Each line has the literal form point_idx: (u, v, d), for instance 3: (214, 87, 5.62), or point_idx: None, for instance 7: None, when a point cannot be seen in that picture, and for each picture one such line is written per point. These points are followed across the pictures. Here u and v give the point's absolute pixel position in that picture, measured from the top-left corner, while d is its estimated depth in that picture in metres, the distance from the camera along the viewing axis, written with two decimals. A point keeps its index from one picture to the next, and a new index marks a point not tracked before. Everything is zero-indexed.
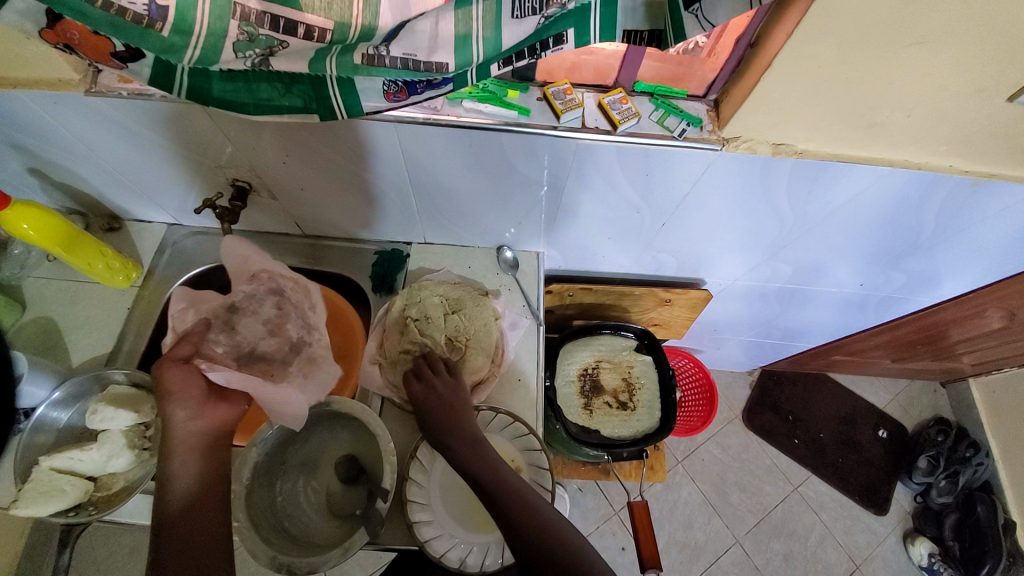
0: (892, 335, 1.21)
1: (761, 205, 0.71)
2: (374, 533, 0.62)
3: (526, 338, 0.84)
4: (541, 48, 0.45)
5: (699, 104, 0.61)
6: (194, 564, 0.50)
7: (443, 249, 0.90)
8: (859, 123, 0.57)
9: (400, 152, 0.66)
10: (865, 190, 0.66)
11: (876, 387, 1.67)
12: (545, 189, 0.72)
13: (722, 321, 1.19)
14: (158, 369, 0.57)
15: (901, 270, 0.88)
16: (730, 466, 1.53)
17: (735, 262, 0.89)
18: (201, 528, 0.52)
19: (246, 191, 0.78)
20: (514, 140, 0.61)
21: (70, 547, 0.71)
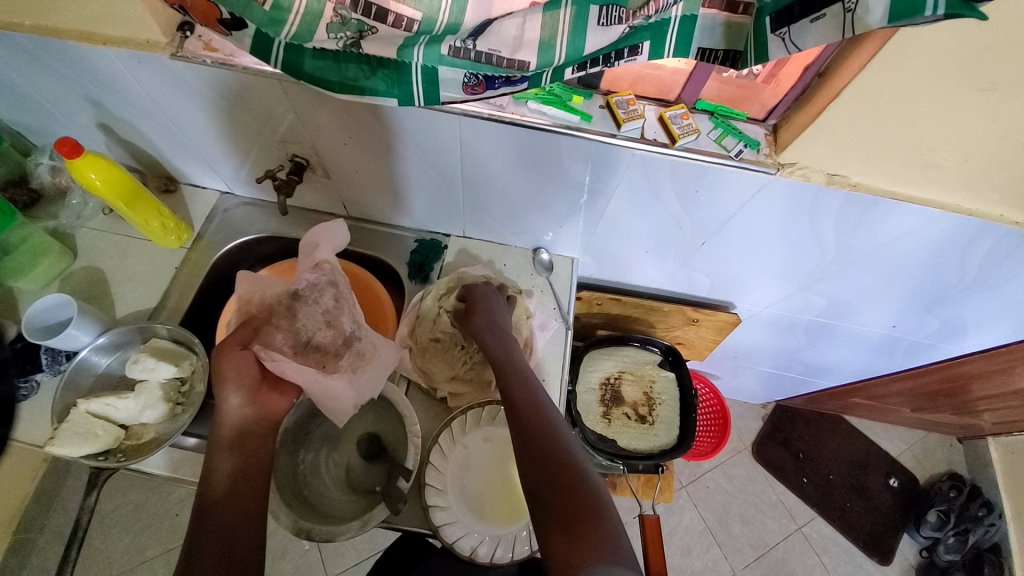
0: (914, 383, 1.20)
1: (805, 234, 0.71)
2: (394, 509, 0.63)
3: (554, 339, 0.85)
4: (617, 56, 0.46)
5: (758, 127, 0.62)
6: (232, 549, 0.50)
7: (481, 244, 0.92)
8: (917, 162, 0.57)
9: (458, 144, 0.68)
10: (911, 231, 0.67)
11: (891, 435, 1.64)
12: (591, 195, 0.73)
13: (745, 348, 1.19)
14: (217, 355, 0.61)
15: (936, 316, 0.87)
16: (734, 497, 1.51)
17: (768, 289, 0.89)
18: (241, 514, 0.53)
19: (303, 168, 0.81)
20: (571, 144, 0.63)
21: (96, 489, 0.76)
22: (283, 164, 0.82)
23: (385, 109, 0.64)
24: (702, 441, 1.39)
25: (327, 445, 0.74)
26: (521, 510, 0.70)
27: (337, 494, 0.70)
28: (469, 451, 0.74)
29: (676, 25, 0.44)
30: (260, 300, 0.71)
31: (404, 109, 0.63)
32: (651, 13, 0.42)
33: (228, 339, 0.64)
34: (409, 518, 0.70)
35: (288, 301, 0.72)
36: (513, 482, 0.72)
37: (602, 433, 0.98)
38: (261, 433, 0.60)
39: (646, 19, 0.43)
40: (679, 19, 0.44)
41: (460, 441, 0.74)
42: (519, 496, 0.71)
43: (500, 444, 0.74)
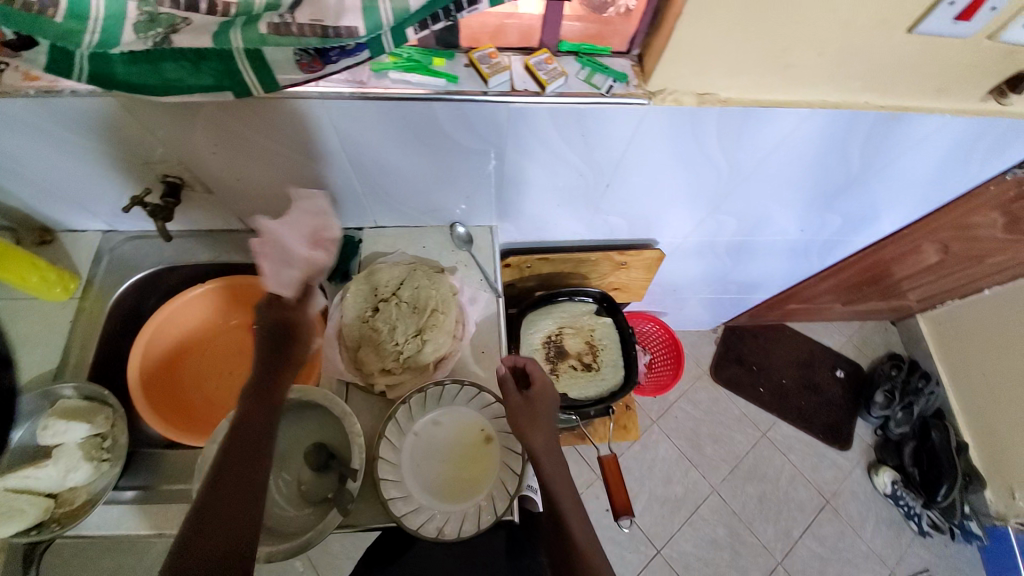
0: (838, 279, 1.28)
1: (697, 157, 0.73)
2: (345, 511, 0.65)
3: (486, 311, 0.84)
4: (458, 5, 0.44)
5: (624, 60, 0.62)
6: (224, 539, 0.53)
7: (395, 231, 0.89)
8: (776, 65, 0.59)
9: (334, 130, 0.65)
10: (790, 134, 0.69)
11: (831, 330, 1.75)
12: (486, 158, 0.72)
13: (680, 280, 1.24)
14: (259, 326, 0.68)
15: (836, 212, 0.92)
16: (703, 420, 1.59)
17: (682, 219, 0.92)
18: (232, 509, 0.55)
19: (178, 187, 0.75)
20: (447, 109, 0.61)
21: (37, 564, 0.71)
22: (152, 187, 0.76)
23: (243, 105, 0.60)
24: (661, 372, 1.49)
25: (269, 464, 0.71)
26: (481, 481, 0.71)
27: (288, 510, 0.68)
28: (420, 436, 0.74)
29: None
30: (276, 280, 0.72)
31: (264, 102, 0.60)
32: None
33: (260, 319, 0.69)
34: (368, 516, 0.69)
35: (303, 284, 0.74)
36: (469, 456, 0.73)
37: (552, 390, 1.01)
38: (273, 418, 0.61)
39: None
40: None
41: (409, 429, 0.74)
42: (476, 469, 0.72)
43: (450, 424, 0.75)
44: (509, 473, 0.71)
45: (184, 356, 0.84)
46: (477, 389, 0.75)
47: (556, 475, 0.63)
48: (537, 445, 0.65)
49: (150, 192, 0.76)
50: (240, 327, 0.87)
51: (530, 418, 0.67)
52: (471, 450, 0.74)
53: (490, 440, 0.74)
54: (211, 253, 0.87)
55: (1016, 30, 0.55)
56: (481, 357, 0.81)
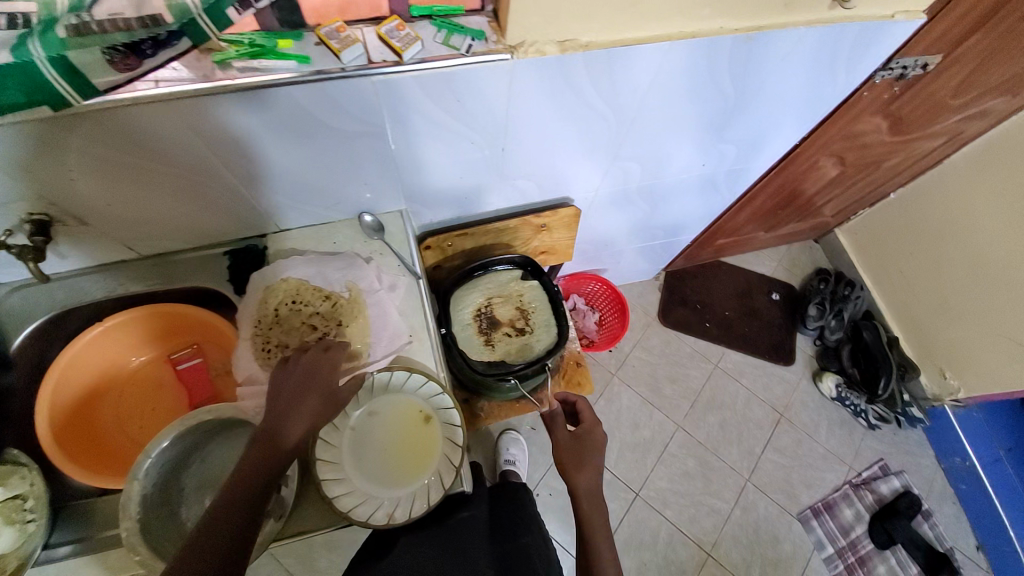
0: (755, 206, 1.34)
1: (580, 107, 0.74)
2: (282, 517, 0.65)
3: (408, 294, 0.83)
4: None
5: (479, 18, 0.61)
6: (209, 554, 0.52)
7: (303, 231, 0.86)
8: (624, 2, 0.60)
9: (195, 133, 0.62)
10: (659, 70, 0.71)
11: (763, 257, 1.85)
12: (369, 138, 0.70)
13: (608, 234, 1.27)
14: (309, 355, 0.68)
15: (729, 141, 0.96)
16: (659, 364, 1.65)
17: (587, 172, 0.94)
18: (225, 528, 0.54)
19: (48, 224, 0.69)
20: (307, 93, 0.59)
21: None
22: (10, 228, 0.69)
23: (81, 118, 0.56)
24: (612, 323, 1.54)
25: (203, 490, 0.69)
26: (426, 462, 0.72)
27: None
28: (358, 429, 0.74)
29: None
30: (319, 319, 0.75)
31: (104, 112, 0.56)
32: None
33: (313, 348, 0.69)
34: (314, 517, 0.69)
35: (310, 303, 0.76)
36: (410, 439, 0.74)
37: (490, 360, 1.00)
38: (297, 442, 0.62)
39: None
40: None
41: (345, 425, 0.73)
42: (420, 450, 0.73)
43: (387, 411, 0.75)
44: (452, 446, 0.73)
45: (102, 398, 0.80)
46: (407, 372, 0.75)
47: (595, 511, 0.77)
48: (581, 484, 0.79)
49: (10, 234, 0.69)
50: (155, 362, 0.85)
51: (577, 453, 0.83)
52: (411, 432, 0.74)
53: (430, 419, 0.75)
54: (104, 288, 0.81)
55: None
56: (410, 341, 0.79)
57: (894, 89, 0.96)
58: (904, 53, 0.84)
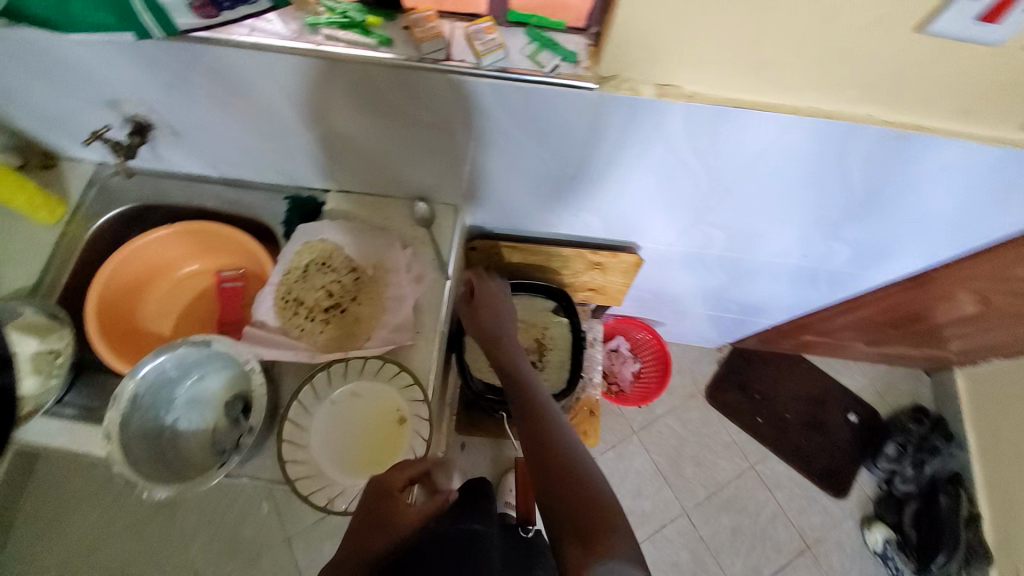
0: (857, 316, 1.14)
1: (668, 158, 0.66)
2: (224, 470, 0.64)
3: (432, 292, 0.79)
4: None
5: (578, 37, 0.55)
6: None
7: (362, 198, 0.87)
8: (746, 61, 0.50)
9: (275, 84, 0.63)
10: (772, 143, 0.60)
11: (852, 369, 1.60)
12: (437, 131, 0.68)
13: (674, 291, 1.15)
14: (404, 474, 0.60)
15: (842, 240, 0.81)
16: (688, 441, 1.50)
17: (662, 225, 0.84)
18: None
19: (145, 127, 0.77)
20: (380, 73, 0.57)
21: None
22: (111, 123, 0.77)
23: (178, 45, 0.59)
24: (650, 379, 1.42)
25: (192, 408, 0.73)
26: (383, 463, 0.71)
27: (200, 457, 0.71)
28: (335, 406, 0.73)
29: None
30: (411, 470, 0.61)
31: (197, 46, 0.58)
32: None
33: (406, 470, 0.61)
34: (265, 471, 0.70)
35: (345, 280, 0.79)
36: (378, 435, 0.72)
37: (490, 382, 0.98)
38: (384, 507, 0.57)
39: None
40: None
41: (324, 397, 0.73)
42: (382, 449, 0.72)
43: (368, 398, 0.74)
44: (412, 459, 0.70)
45: (156, 291, 0.89)
46: (398, 369, 0.74)
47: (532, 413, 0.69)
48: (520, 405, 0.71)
49: (110, 128, 0.77)
50: (203, 273, 0.91)
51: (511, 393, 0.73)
52: (382, 428, 0.73)
53: (403, 423, 0.72)
54: (184, 196, 0.89)
55: None
56: (415, 339, 0.76)
57: None
58: None
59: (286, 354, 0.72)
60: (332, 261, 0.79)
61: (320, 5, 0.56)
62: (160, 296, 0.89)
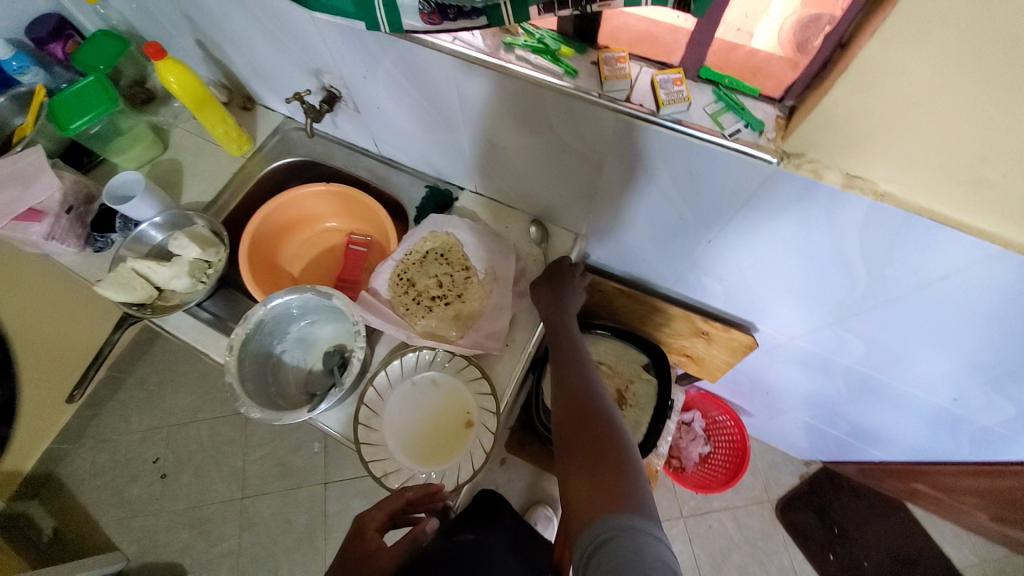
0: (999, 487, 0.94)
1: (825, 249, 0.60)
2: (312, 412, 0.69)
3: (529, 311, 0.81)
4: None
5: (770, 107, 0.52)
6: None
7: (492, 204, 0.91)
8: (965, 175, 0.44)
9: (455, 87, 0.68)
10: (962, 269, 0.52)
11: (967, 543, 1.33)
12: (587, 161, 0.68)
13: (775, 385, 1.04)
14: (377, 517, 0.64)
15: (1012, 397, 0.67)
16: (739, 548, 1.35)
17: (789, 316, 0.77)
18: None
19: (334, 98, 0.86)
20: (556, 99, 0.59)
21: (122, 330, 0.88)
22: (312, 88, 0.88)
23: (388, 38, 0.66)
24: (718, 465, 1.31)
25: (298, 346, 0.81)
26: (441, 458, 0.73)
27: (293, 392, 0.78)
28: (415, 387, 0.77)
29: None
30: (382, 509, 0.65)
31: (404, 42, 0.65)
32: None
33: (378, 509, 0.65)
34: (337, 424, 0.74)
35: (457, 276, 0.81)
36: (444, 429, 0.75)
37: None
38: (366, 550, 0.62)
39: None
40: None
41: (409, 376, 0.77)
42: (444, 445, 0.74)
43: (444, 391, 0.77)
44: (468, 464, 0.72)
45: (298, 237, 1.00)
46: (478, 373, 0.76)
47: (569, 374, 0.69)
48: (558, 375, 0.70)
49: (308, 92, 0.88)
50: (338, 232, 1.01)
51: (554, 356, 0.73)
52: (449, 424, 0.75)
53: (470, 427, 0.74)
54: (345, 160, 0.99)
55: None
56: (502, 350, 0.78)
57: None
58: None
59: (390, 327, 0.75)
60: (450, 254, 0.82)
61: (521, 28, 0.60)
62: (300, 242, 1.00)
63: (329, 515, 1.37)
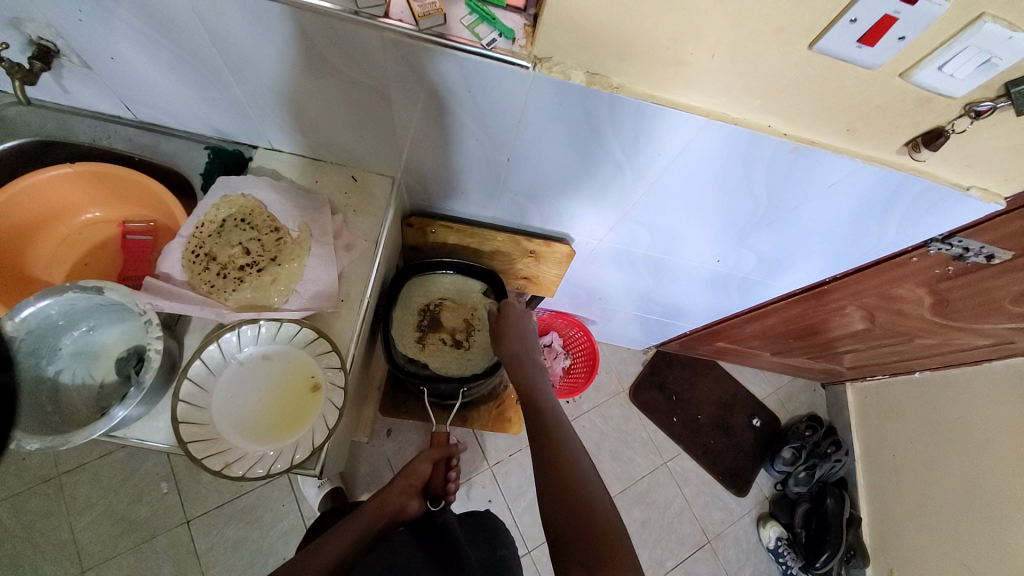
0: (765, 325, 1.24)
1: (596, 148, 0.69)
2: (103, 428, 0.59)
3: (360, 260, 0.79)
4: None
5: (516, 16, 0.57)
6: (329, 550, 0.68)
7: (294, 160, 0.84)
8: (666, 58, 0.54)
9: (200, 20, 0.59)
10: (688, 144, 0.65)
11: (759, 378, 1.74)
12: (372, 93, 0.67)
13: (602, 288, 1.21)
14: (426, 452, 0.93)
15: (750, 248, 0.88)
16: (609, 436, 1.57)
17: (592, 218, 0.88)
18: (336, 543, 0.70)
19: (52, 54, 0.69)
20: (314, 21, 0.56)
21: None
22: (10, 42, 0.68)
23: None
24: (579, 373, 1.49)
25: (79, 361, 0.68)
26: (291, 430, 0.68)
27: (84, 414, 0.66)
28: (243, 367, 0.70)
29: None
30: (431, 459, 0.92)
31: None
32: None
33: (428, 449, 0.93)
34: (155, 432, 0.65)
35: (267, 239, 0.75)
36: (290, 401, 0.70)
37: (412, 356, 0.95)
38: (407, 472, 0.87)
39: None
40: None
41: (232, 357, 0.69)
42: (292, 417, 0.69)
43: (281, 363, 0.71)
44: (321, 426, 0.68)
45: (54, 234, 0.81)
46: (316, 334, 0.70)
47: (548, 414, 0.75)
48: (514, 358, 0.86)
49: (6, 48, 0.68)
50: (106, 222, 0.83)
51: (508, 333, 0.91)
52: (294, 395, 0.70)
53: (317, 390, 0.71)
54: (90, 134, 0.82)
55: (925, 73, 0.50)
56: (338, 307, 0.75)
57: (948, 268, 0.87)
58: (969, 234, 0.76)
59: (192, 308, 0.67)
60: (254, 219, 0.75)
61: None
62: (54, 240, 0.81)
63: (199, 551, 1.20)
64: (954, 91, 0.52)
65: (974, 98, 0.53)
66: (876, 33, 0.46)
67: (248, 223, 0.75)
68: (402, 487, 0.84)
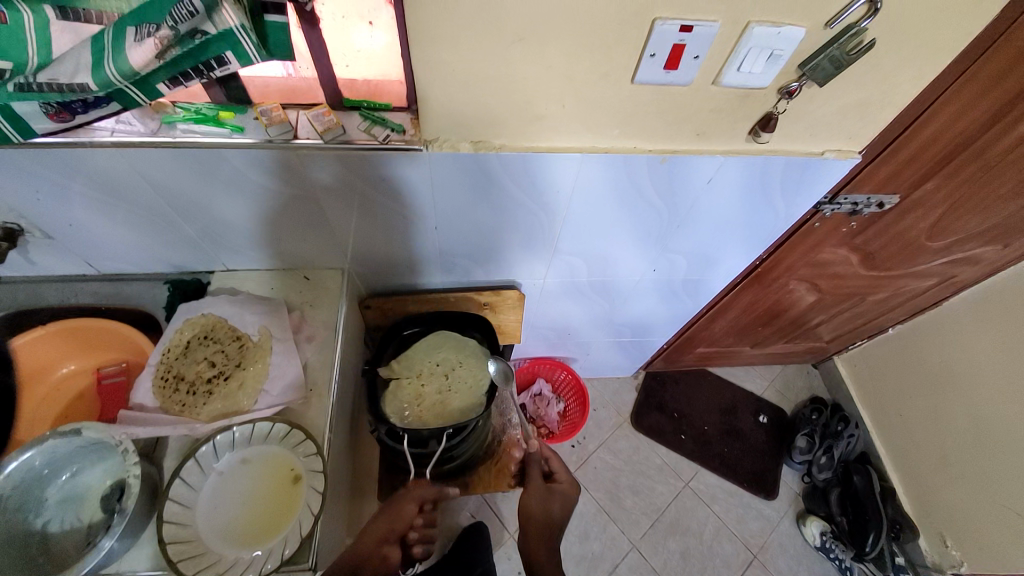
0: (729, 319, 1.29)
1: (503, 199, 0.78)
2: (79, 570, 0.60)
3: (323, 349, 0.84)
4: (208, 67, 0.53)
5: (403, 114, 0.70)
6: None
7: (250, 275, 0.93)
8: (527, 115, 0.65)
9: (141, 177, 0.69)
10: (577, 177, 0.74)
11: (752, 375, 1.76)
12: (301, 201, 0.77)
13: (568, 323, 1.26)
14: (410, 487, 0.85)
15: (676, 252, 0.96)
16: (623, 471, 1.54)
17: (529, 261, 0.96)
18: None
19: (16, 233, 0.77)
20: (236, 155, 0.66)
21: None
22: None
23: (36, 151, 0.63)
24: (574, 414, 1.51)
25: (66, 507, 0.70)
26: (278, 528, 0.70)
27: (71, 557, 0.68)
28: (224, 476, 0.73)
29: (247, 39, 0.51)
30: (414, 498, 0.84)
31: (52, 150, 0.63)
32: (208, 30, 0.49)
33: (412, 487, 0.85)
34: (144, 560, 0.66)
35: (234, 347, 0.81)
36: (274, 497, 0.72)
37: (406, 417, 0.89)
38: (396, 505, 0.82)
39: (209, 35, 0.50)
40: (246, 33, 0.50)
41: (211, 468, 0.72)
42: (279, 512, 0.71)
43: (260, 463, 0.74)
44: (308, 515, 0.70)
45: (35, 393, 0.85)
46: (289, 427, 0.74)
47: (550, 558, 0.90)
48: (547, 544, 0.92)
49: None
50: (82, 372, 0.88)
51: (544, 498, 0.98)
52: (277, 491, 0.73)
53: (299, 481, 0.73)
54: (59, 296, 0.89)
55: (731, 75, 0.61)
56: (308, 397, 0.80)
57: (852, 224, 0.96)
58: (849, 191, 0.85)
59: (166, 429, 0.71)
60: (218, 333, 0.82)
61: (174, 107, 0.66)
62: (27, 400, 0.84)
63: None
64: (760, 82, 0.63)
65: (783, 83, 0.64)
66: (675, 57, 0.57)
67: (213, 335, 0.81)
68: (383, 530, 0.80)
